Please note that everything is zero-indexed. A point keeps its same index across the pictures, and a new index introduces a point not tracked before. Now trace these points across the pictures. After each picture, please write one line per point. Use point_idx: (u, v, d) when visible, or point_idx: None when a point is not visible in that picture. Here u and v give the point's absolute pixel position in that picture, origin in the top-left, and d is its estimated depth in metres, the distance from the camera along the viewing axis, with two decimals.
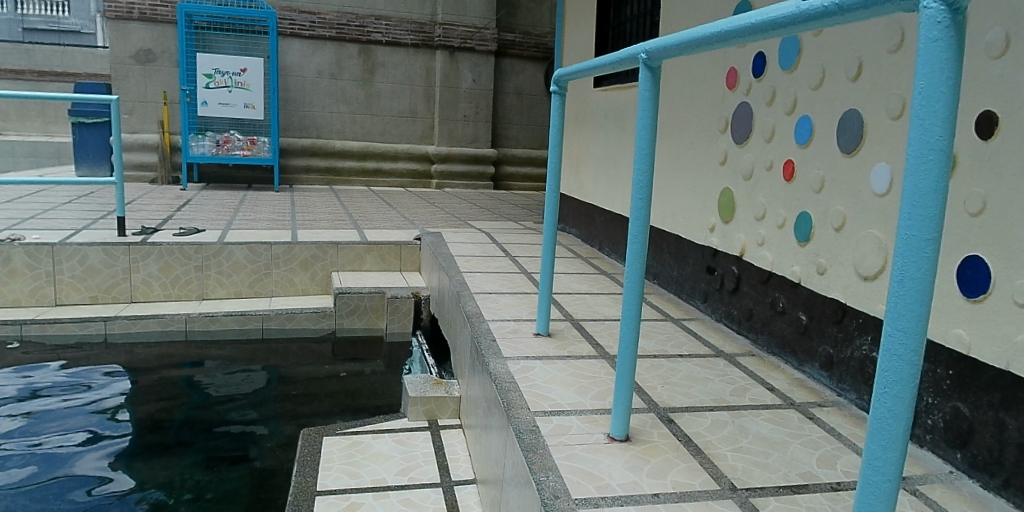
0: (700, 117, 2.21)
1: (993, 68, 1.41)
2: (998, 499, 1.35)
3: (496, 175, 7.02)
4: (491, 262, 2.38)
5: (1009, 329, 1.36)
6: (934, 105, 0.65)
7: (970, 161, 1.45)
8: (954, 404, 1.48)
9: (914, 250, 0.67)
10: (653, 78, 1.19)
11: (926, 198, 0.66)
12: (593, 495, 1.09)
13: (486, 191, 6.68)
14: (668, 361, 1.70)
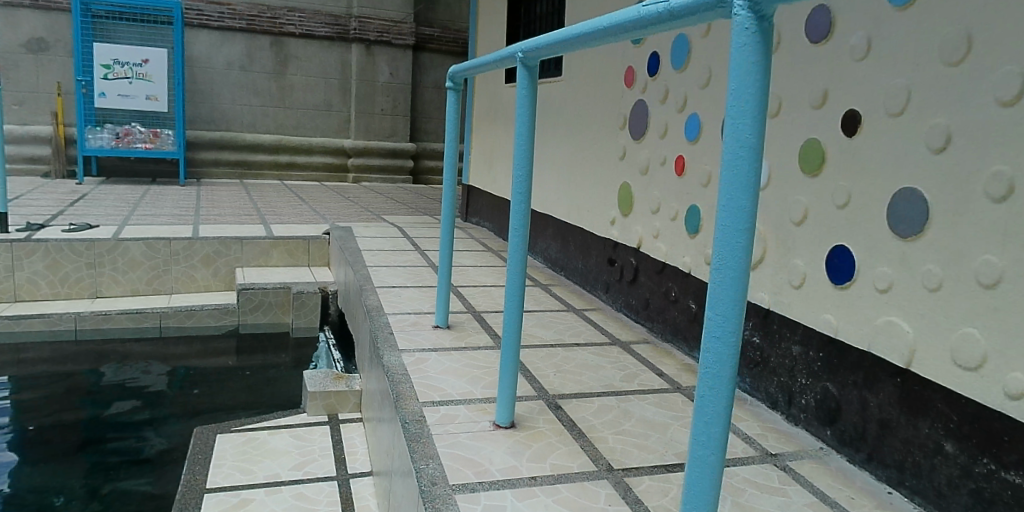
0: (602, 114, 2.27)
1: (857, 69, 1.50)
2: (861, 472, 1.46)
3: (416, 170, 7.02)
4: (397, 256, 2.38)
5: (870, 313, 1.46)
6: (744, 106, 0.71)
7: (838, 157, 1.54)
8: (824, 384, 1.58)
9: (729, 239, 0.73)
10: (530, 77, 1.24)
11: (738, 192, 0.72)
12: (471, 481, 1.13)
13: (406, 185, 6.66)
14: (564, 350, 1.75)
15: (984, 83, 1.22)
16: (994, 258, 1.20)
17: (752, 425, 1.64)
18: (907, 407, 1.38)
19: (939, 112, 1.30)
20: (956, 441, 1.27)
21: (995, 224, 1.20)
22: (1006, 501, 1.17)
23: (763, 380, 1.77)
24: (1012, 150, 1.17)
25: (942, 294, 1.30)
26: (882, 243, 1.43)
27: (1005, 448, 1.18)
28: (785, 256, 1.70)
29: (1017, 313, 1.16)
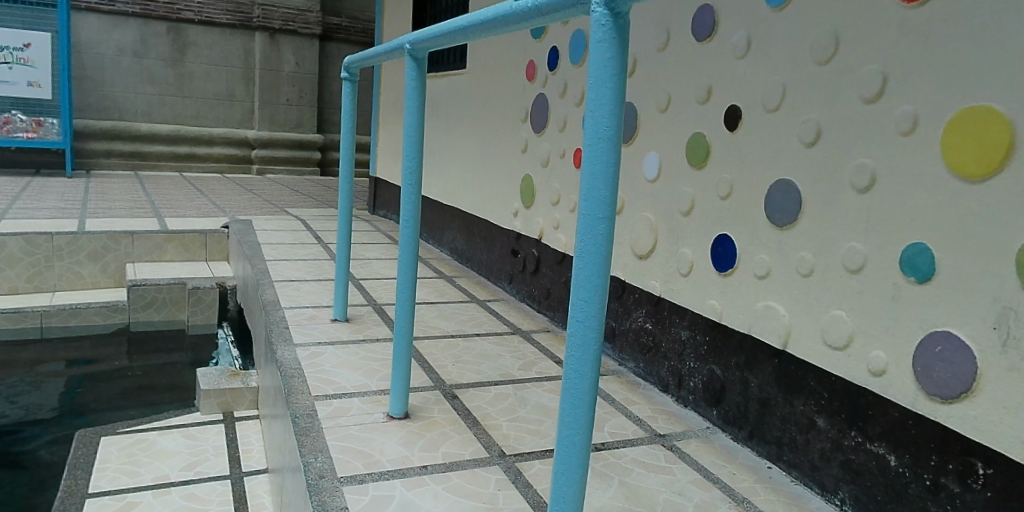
0: (504, 106, 2.29)
1: (738, 66, 1.58)
2: (743, 449, 1.54)
3: (324, 161, 6.93)
4: (299, 249, 2.35)
5: (751, 298, 1.54)
6: (601, 99, 0.75)
7: (721, 150, 1.62)
8: (710, 367, 1.65)
9: (590, 227, 0.77)
10: (418, 68, 1.26)
11: (598, 182, 0.76)
12: (359, 472, 1.13)
13: (312, 177, 6.57)
14: (464, 340, 1.77)
15: (849, 81, 1.30)
16: (859, 246, 1.29)
17: (644, 407, 1.71)
18: (784, 386, 1.46)
19: (809, 108, 1.39)
20: (827, 416, 1.36)
21: (859, 212, 1.29)
22: (871, 470, 1.27)
23: (655, 364, 1.84)
24: (872, 144, 1.26)
25: (813, 279, 1.39)
26: (760, 232, 1.52)
27: (870, 421, 1.28)
28: (674, 246, 1.77)
29: (877, 295, 1.25)
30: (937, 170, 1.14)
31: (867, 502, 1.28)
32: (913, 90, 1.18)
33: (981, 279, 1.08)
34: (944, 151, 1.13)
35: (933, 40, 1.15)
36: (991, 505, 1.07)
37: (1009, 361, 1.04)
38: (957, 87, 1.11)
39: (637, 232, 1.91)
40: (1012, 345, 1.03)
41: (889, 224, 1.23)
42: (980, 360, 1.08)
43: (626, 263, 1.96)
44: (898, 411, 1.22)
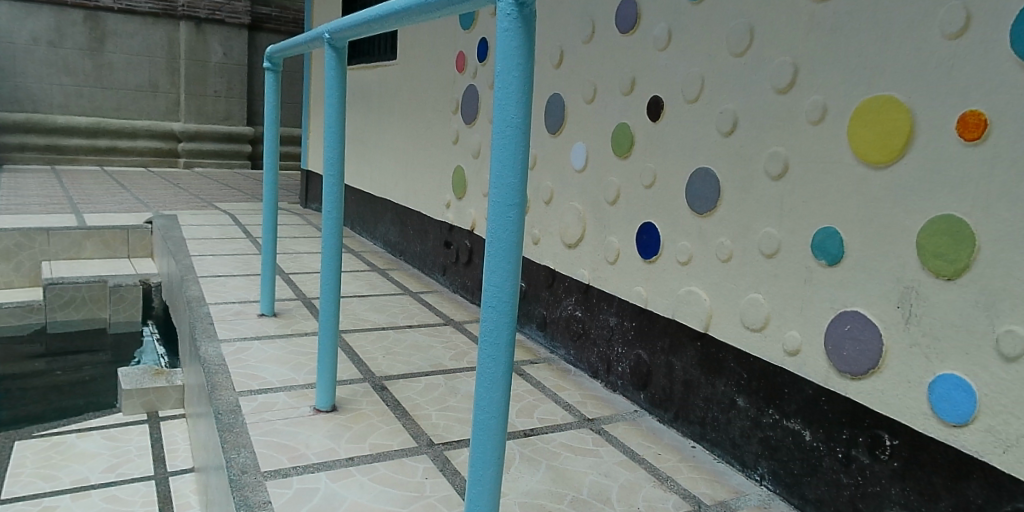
0: (435, 98, 2.29)
1: (659, 58, 1.62)
2: (669, 430, 1.59)
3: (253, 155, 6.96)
4: (226, 244, 2.31)
5: (674, 283, 1.59)
6: (508, 88, 0.76)
7: (644, 139, 1.66)
8: (637, 352, 1.70)
9: (501, 214, 0.79)
10: (339, 58, 1.26)
11: (507, 170, 0.78)
12: (284, 466, 1.13)
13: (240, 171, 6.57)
14: (396, 332, 1.77)
15: (763, 73, 1.35)
16: (774, 231, 1.34)
17: (574, 393, 1.74)
18: (706, 368, 1.52)
19: (726, 99, 1.44)
20: (746, 396, 1.42)
21: (773, 199, 1.34)
22: (788, 446, 1.33)
23: (585, 350, 1.88)
24: (784, 133, 1.31)
25: (732, 264, 1.44)
26: (682, 219, 1.56)
27: (787, 399, 1.33)
28: (601, 235, 1.80)
29: (791, 278, 1.31)
30: (844, 157, 1.20)
31: (784, 477, 1.34)
32: (822, 81, 1.23)
33: (884, 261, 1.14)
34: (850, 139, 1.18)
35: (839, 33, 1.19)
36: (898, 474, 1.13)
37: (911, 337, 1.10)
38: (862, 78, 1.16)
39: (566, 222, 1.94)
40: (914, 322, 1.09)
41: (802, 210, 1.28)
42: (885, 337, 1.14)
43: (556, 252, 1.99)
44: (812, 388, 1.28)
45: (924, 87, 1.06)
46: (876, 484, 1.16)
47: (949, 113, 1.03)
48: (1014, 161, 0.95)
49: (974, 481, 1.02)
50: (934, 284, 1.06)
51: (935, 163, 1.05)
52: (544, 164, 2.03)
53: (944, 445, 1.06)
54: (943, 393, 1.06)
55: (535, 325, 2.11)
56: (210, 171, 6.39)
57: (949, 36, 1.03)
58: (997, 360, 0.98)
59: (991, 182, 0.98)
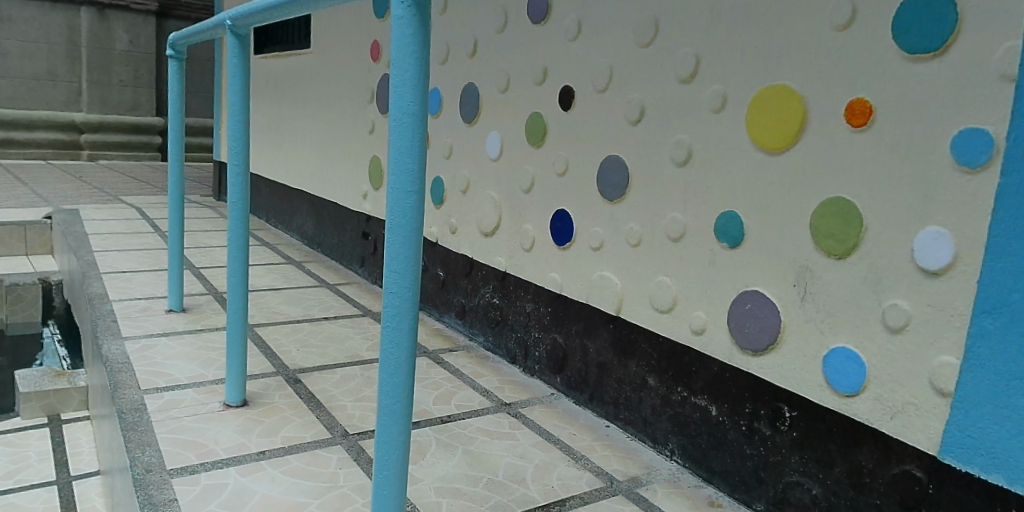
0: (349, 88, 2.27)
1: (569, 48, 1.64)
2: (584, 411, 1.64)
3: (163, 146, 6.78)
4: (133, 239, 2.25)
5: (587, 269, 1.62)
6: (404, 74, 0.77)
7: (557, 128, 1.68)
8: (553, 336, 1.74)
9: (400, 201, 0.79)
10: (241, 46, 1.24)
11: (404, 157, 0.79)
12: (191, 463, 1.11)
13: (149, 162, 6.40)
14: (311, 324, 1.76)
15: (668, 63, 1.39)
16: (679, 216, 1.38)
17: (492, 379, 1.77)
18: (618, 350, 1.56)
19: (634, 88, 1.47)
20: (657, 375, 1.47)
21: (677, 184, 1.38)
22: (696, 421, 1.39)
23: (503, 336, 1.91)
24: (688, 121, 1.34)
25: (641, 248, 1.48)
26: (593, 206, 1.60)
27: (694, 377, 1.39)
28: (517, 222, 1.83)
29: (696, 261, 1.35)
30: (743, 144, 1.23)
31: (692, 451, 1.39)
32: (723, 71, 1.27)
33: (780, 242, 1.18)
34: (748, 126, 1.22)
35: (739, 24, 1.23)
36: (797, 444, 1.19)
37: (806, 314, 1.15)
38: (759, 67, 1.20)
39: (482, 211, 1.96)
40: (808, 299, 1.14)
41: (704, 195, 1.32)
42: (783, 314, 1.19)
43: (473, 241, 2.01)
44: (717, 365, 1.33)
45: (812, 76, 1.11)
46: (777, 453, 1.23)
47: (837, 102, 1.07)
48: (897, 145, 0.99)
49: (866, 447, 1.08)
50: (827, 263, 1.10)
51: (825, 148, 1.09)
52: (460, 154, 2.04)
53: (839, 415, 1.11)
54: (835, 366, 1.10)
55: (454, 313, 2.13)
56: (117, 163, 6.20)
57: (837, 28, 1.06)
58: (884, 332, 1.03)
59: (875, 166, 1.02)
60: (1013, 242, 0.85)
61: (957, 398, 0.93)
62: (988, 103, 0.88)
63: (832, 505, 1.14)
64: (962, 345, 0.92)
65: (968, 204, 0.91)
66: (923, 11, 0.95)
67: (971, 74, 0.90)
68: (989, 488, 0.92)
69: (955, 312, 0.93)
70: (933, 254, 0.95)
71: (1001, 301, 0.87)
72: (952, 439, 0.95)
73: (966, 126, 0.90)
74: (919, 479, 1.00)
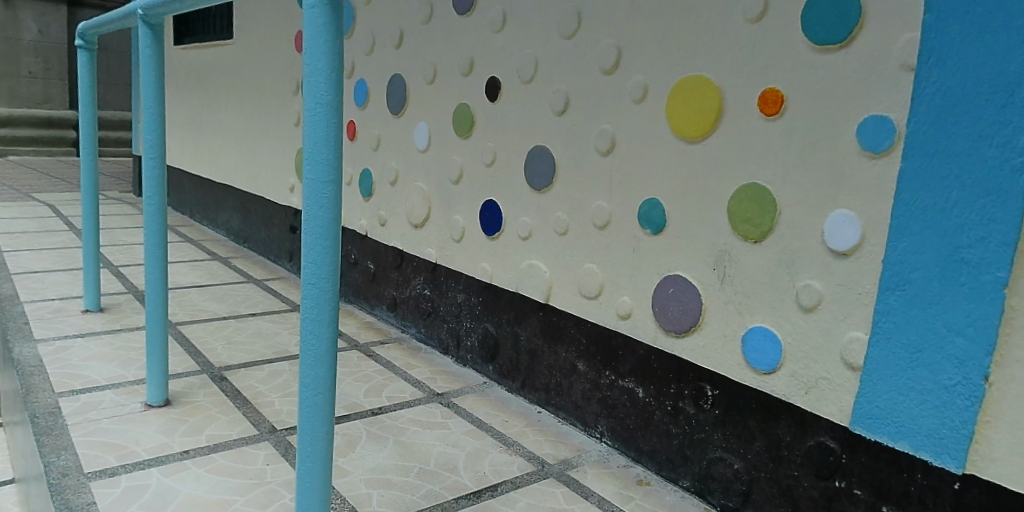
0: (274, 80, 2.23)
1: (495, 39, 1.65)
2: (516, 398, 1.67)
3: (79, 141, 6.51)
4: (46, 238, 2.16)
5: (516, 258, 1.64)
6: (317, 65, 0.77)
7: (484, 118, 1.69)
8: (484, 325, 1.76)
9: (315, 191, 0.80)
10: (153, 36, 1.21)
11: (320, 147, 0.79)
12: (110, 465, 1.08)
13: (64, 158, 6.14)
14: (237, 321, 1.73)
15: (590, 54, 1.41)
16: (605, 204, 1.40)
17: (424, 370, 1.79)
18: (548, 336, 1.59)
19: (558, 79, 1.48)
20: (586, 360, 1.50)
21: (600, 173, 1.40)
22: (624, 403, 1.43)
23: (435, 327, 1.93)
24: (611, 111, 1.37)
25: (568, 237, 1.50)
26: (520, 195, 1.61)
27: (621, 360, 1.42)
28: (446, 213, 1.84)
29: (621, 248, 1.37)
30: (663, 133, 1.26)
31: (621, 432, 1.44)
32: (643, 62, 1.29)
33: (699, 227, 1.21)
34: (669, 115, 1.25)
35: (659, 16, 1.26)
36: (719, 421, 1.24)
37: (725, 296, 1.19)
38: (677, 58, 1.23)
39: (411, 202, 1.96)
40: (728, 282, 1.18)
41: (628, 183, 1.34)
42: (704, 296, 1.22)
43: (403, 233, 2.01)
44: (642, 349, 1.37)
45: (727, 67, 1.14)
46: (700, 431, 1.27)
47: (751, 92, 1.11)
48: (808, 132, 1.03)
49: (784, 422, 1.13)
50: (743, 247, 1.14)
51: (740, 136, 1.13)
52: (389, 146, 2.03)
53: (758, 391, 1.16)
54: (753, 345, 1.15)
55: (385, 306, 2.13)
56: (29, 159, 5.93)
57: (751, 21, 1.10)
58: (797, 311, 1.07)
59: (783, 154, 1.07)
60: (917, 222, 0.90)
61: (866, 372, 0.98)
62: (891, 92, 0.92)
63: (753, 478, 1.19)
64: (870, 320, 0.97)
65: (874, 188, 0.95)
66: (832, 5, 0.99)
67: (876, 65, 0.94)
68: (895, 455, 0.97)
69: (864, 291, 0.97)
70: (840, 236, 0.99)
71: (905, 278, 0.92)
72: (861, 411, 0.99)
73: (872, 114, 0.94)
74: (833, 450, 1.06)
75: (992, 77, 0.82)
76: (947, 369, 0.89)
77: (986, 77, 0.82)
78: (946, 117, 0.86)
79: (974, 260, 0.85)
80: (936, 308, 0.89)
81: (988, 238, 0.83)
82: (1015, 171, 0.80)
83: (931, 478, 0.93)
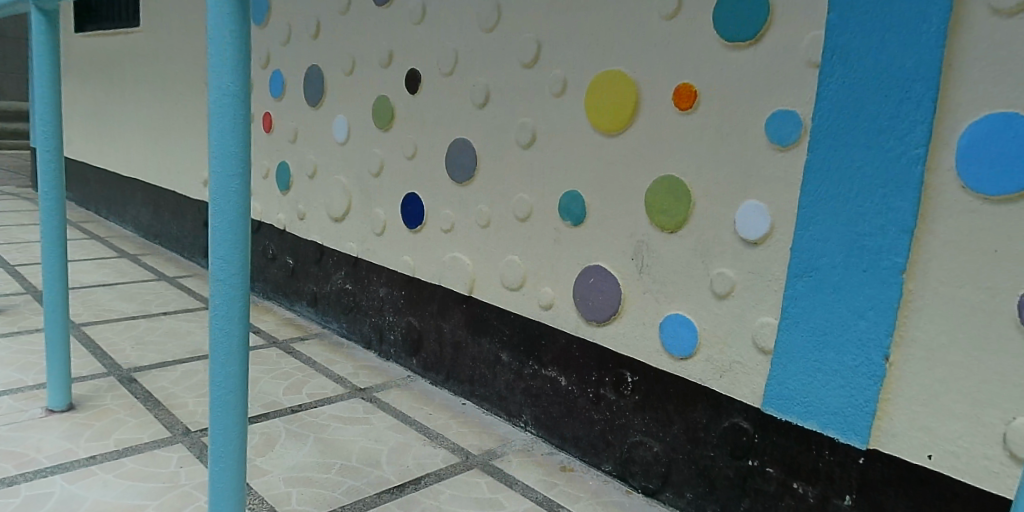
0: (184, 70, 2.14)
1: (415, 30, 1.63)
2: (441, 390, 1.67)
3: None
4: None
5: (439, 251, 1.64)
6: (222, 54, 0.75)
7: (405, 111, 1.68)
8: (408, 319, 1.76)
9: (222, 184, 0.77)
10: (48, 21, 1.14)
11: (226, 140, 0.77)
12: (8, 474, 1.02)
13: None
14: (147, 320, 1.66)
15: (510, 47, 1.41)
16: (526, 197, 1.41)
17: (346, 365, 1.76)
18: (471, 328, 1.60)
19: (478, 72, 1.49)
20: (509, 351, 1.52)
21: (521, 165, 1.41)
22: (547, 392, 1.45)
23: (357, 322, 1.91)
24: (531, 104, 1.38)
25: (491, 229, 1.50)
26: (442, 188, 1.61)
27: (544, 350, 1.44)
28: (367, 207, 1.82)
29: (542, 239, 1.39)
30: (582, 126, 1.28)
31: (545, 420, 1.46)
32: (562, 56, 1.31)
33: (617, 218, 1.24)
34: (588, 109, 1.27)
35: (576, 11, 1.28)
36: (639, 406, 1.27)
37: (643, 285, 1.22)
38: (594, 52, 1.25)
39: (331, 195, 1.93)
40: (645, 271, 1.21)
41: (549, 176, 1.36)
42: (623, 286, 1.24)
43: (323, 227, 1.98)
44: (564, 338, 1.39)
45: (643, 63, 1.17)
46: (621, 416, 1.31)
47: (666, 86, 1.14)
48: (720, 125, 1.07)
49: (700, 406, 1.17)
50: (660, 237, 1.17)
51: (655, 129, 1.16)
52: (307, 138, 1.99)
53: (675, 376, 1.20)
54: (671, 332, 1.18)
55: (306, 301, 2.10)
56: None
57: (665, 17, 1.13)
58: (711, 298, 1.11)
59: (696, 147, 1.10)
60: (823, 211, 0.95)
61: (776, 355, 1.02)
62: (795, 87, 0.97)
63: (671, 460, 1.23)
64: (780, 306, 1.01)
65: (781, 179, 0.99)
66: (741, 3, 1.03)
67: (782, 62, 0.98)
68: (803, 433, 1.02)
69: (773, 277, 1.02)
70: (750, 225, 1.04)
71: (810, 265, 0.97)
72: (772, 393, 1.04)
73: (779, 109, 0.99)
74: (746, 430, 1.11)
75: (886, 74, 0.87)
76: (850, 350, 0.94)
77: (880, 74, 0.87)
78: (846, 111, 0.91)
79: (875, 247, 0.90)
80: (839, 293, 0.94)
81: (886, 226, 0.88)
82: (910, 161, 0.85)
83: (838, 453, 0.98)
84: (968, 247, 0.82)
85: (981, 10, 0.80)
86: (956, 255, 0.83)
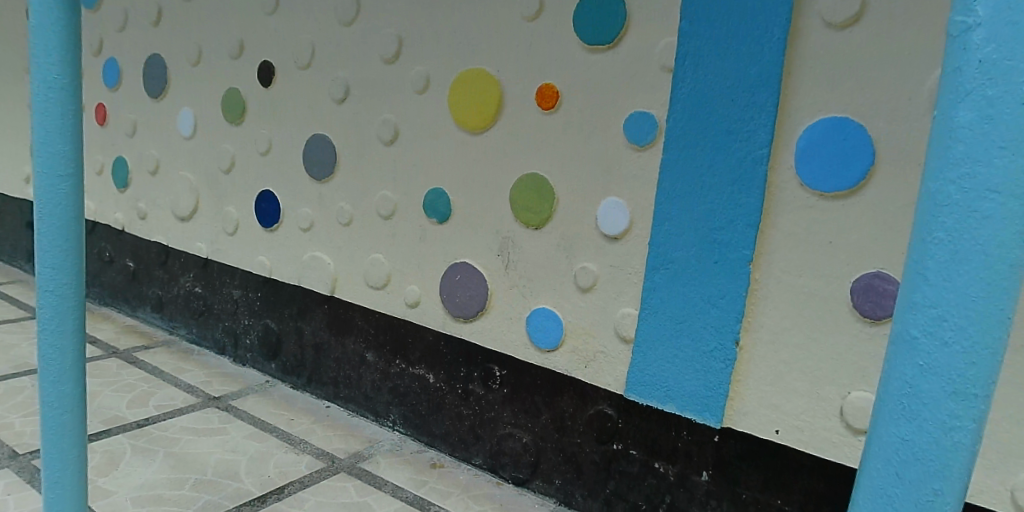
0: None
1: (268, 20, 1.56)
2: (303, 394, 1.61)
3: None
4: None
5: (298, 250, 1.58)
6: (48, 41, 0.68)
7: (258, 104, 1.60)
8: (265, 322, 1.68)
9: (49, 186, 0.70)
10: None
11: (53, 138, 0.69)
12: None
13: None
14: None
15: (370, 42, 1.39)
16: (390, 194, 1.39)
17: (198, 374, 1.65)
18: (333, 329, 1.55)
19: (337, 67, 1.44)
20: (374, 351, 1.49)
21: (385, 163, 1.39)
22: (414, 390, 1.44)
23: (208, 327, 1.80)
24: (394, 101, 1.36)
25: (353, 228, 1.47)
26: (300, 185, 1.55)
27: (410, 349, 1.43)
28: (217, 205, 1.72)
29: (407, 237, 1.38)
30: (446, 124, 1.28)
31: (412, 419, 1.45)
32: (425, 53, 1.30)
33: (483, 214, 1.25)
34: (452, 107, 1.27)
35: (439, 9, 1.28)
36: (506, 399, 1.30)
37: (509, 280, 1.24)
38: (458, 51, 1.26)
39: (176, 193, 1.80)
40: (511, 267, 1.23)
41: (414, 173, 1.35)
42: (490, 282, 1.26)
43: (168, 227, 1.84)
44: (431, 335, 1.39)
45: (506, 63, 1.19)
46: (489, 410, 1.33)
47: (529, 86, 1.17)
48: (581, 125, 1.11)
49: (566, 396, 1.21)
50: (525, 233, 1.20)
51: (518, 128, 1.19)
52: (148, 131, 1.84)
53: (541, 368, 1.23)
54: (536, 326, 1.21)
55: (150, 306, 1.95)
56: None
57: (527, 18, 1.16)
58: (575, 292, 1.15)
59: (559, 146, 1.14)
60: (677, 208, 1.01)
61: (636, 343, 1.08)
62: (651, 91, 1.03)
63: (540, 449, 1.26)
64: (639, 297, 1.07)
65: (639, 177, 1.05)
66: (598, 9, 1.07)
67: (639, 67, 1.04)
68: (662, 416, 1.09)
69: (632, 270, 1.07)
70: (610, 221, 1.09)
71: (665, 259, 1.03)
72: (633, 379, 1.10)
73: (637, 110, 1.04)
74: (611, 416, 1.16)
75: (731, 80, 0.94)
76: (702, 336, 1.00)
77: (725, 80, 0.94)
78: (695, 114, 0.98)
79: (724, 240, 0.97)
80: (691, 283, 1.01)
81: (732, 220, 0.96)
82: (754, 161, 0.93)
83: (695, 433, 1.06)
84: (805, 239, 0.91)
85: (814, 23, 0.88)
86: (796, 247, 0.92)
